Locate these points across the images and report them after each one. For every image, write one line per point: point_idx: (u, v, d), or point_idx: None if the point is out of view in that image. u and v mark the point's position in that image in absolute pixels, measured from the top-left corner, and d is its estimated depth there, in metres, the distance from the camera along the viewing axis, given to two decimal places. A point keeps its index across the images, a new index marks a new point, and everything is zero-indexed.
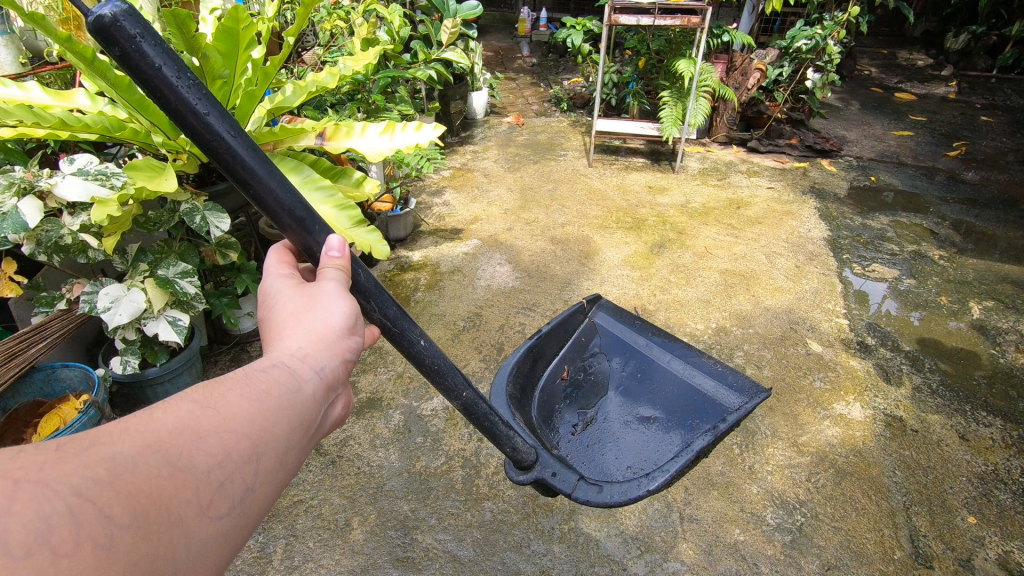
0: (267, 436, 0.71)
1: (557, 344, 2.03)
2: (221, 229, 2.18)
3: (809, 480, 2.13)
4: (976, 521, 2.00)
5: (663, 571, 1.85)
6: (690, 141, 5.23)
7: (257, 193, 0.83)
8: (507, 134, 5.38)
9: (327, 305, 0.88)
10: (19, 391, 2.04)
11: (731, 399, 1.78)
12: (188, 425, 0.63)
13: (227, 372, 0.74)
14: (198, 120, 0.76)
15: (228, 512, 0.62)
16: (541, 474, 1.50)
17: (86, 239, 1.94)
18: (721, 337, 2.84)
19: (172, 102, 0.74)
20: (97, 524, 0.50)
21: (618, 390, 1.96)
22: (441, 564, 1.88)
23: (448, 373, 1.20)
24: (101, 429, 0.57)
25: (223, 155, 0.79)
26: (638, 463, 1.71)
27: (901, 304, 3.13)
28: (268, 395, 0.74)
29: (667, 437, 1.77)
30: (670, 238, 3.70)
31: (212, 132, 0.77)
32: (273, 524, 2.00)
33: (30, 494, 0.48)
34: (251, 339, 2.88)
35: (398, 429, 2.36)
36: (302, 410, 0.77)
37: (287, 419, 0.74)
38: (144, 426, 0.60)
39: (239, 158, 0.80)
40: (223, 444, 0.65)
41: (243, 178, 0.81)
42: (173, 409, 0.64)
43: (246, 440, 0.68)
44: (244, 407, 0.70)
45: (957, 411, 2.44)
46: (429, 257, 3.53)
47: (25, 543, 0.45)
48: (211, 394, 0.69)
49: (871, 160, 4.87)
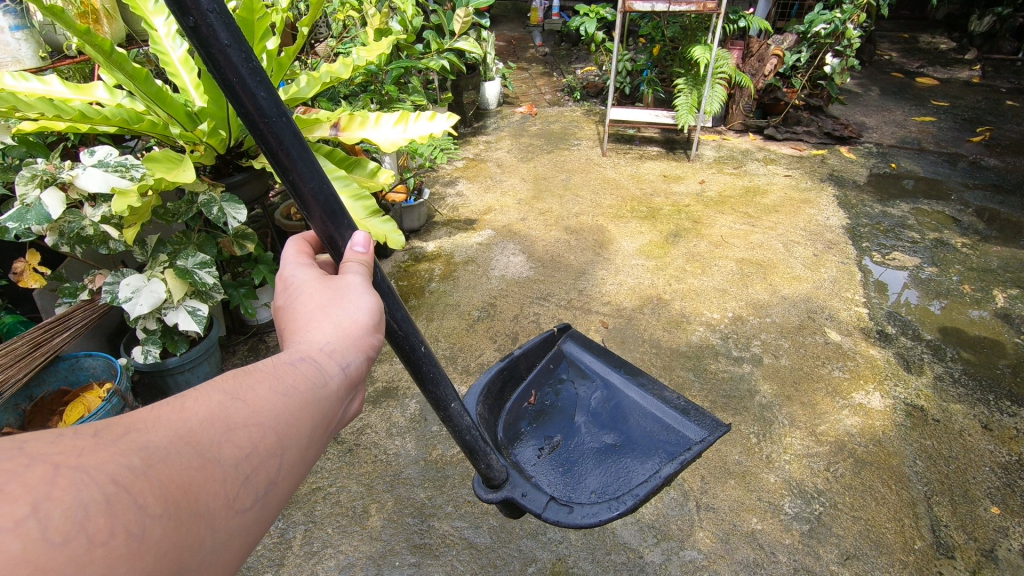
0: (291, 431, 0.72)
1: (525, 368, 1.95)
2: (238, 220, 2.21)
3: (827, 469, 2.11)
4: (1000, 512, 1.97)
5: (679, 559, 1.84)
6: (706, 129, 5.18)
7: (294, 180, 0.83)
8: (520, 124, 5.36)
9: (353, 299, 0.89)
10: (45, 379, 2.09)
11: (691, 431, 1.69)
12: (218, 416, 0.64)
13: (255, 364, 0.75)
14: (252, 101, 0.75)
15: (251, 505, 0.63)
16: (510, 494, 1.47)
17: (108, 229, 1.95)
18: (737, 325, 2.82)
19: (233, 80, 0.74)
20: (131, 514, 0.51)
21: (586, 414, 1.84)
22: (458, 550, 1.89)
23: (439, 382, 1.22)
24: (135, 417, 0.58)
25: (269, 141, 0.79)
26: (603, 489, 1.59)
27: (923, 292, 3.07)
28: (295, 389, 0.75)
29: (633, 463, 1.65)
30: (686, 227, 3.67)
31: (264, 116, 0.76)
32: (293, 511, 2.03)
33: (68, 480, 0.49)
34: (268, 329, 2.92)
35: (415, 417, 2.38)
36: (326, 405, 0.79)
37: (310, 415, 0.75)
38: (177, 414, 0.61)
39: (284, 145, 0.80)
40: (250, 437, 0.66)
41: (284, 167, 0.82)
42: (205, 398, 0.65)
43: (271, 434, 0.69)
44: (271, 400, 0.71)
45: (979, 401, 2.40)
46: (443, 247, 3.54)
47: (62, 530, 0.46)
48: (241, 385, 0.70)
49: (891, 146, 4.78)
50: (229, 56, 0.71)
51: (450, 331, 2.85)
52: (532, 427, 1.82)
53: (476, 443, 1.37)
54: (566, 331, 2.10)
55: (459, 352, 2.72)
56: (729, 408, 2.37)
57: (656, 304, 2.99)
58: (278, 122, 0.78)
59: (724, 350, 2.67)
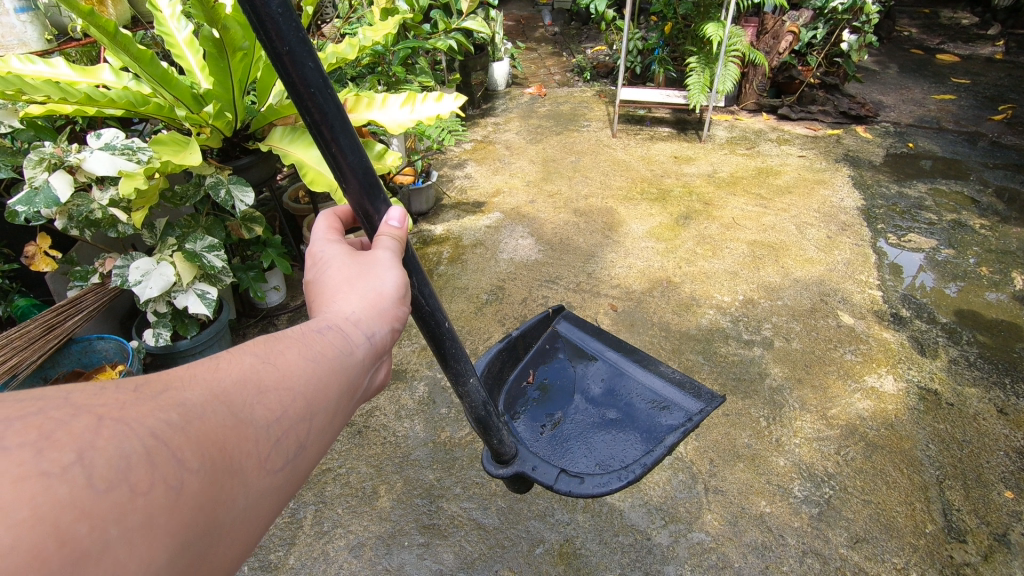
0: (319, 396, 0.71)
1: (522, 348, 1.93)
2: (245, 203, 2.21)
3: (837, 453, 2.10)
4: (1014, 496, 1.94)
5: (687, 541, 1.84)
6: (718, 109, 5.09)
7: (335, 152, 0.83)
8: (529, 105, 5.29)
9: (380, 274, 0.89)
10: (58, 361, 2.11)
11: (689, 402, 1.71)
12: (250, 378, 0.64)
13: (283, 332, 0.75)
14: (298, 72, 0.75)
15: (281, 467, 0.63)
16: (520, 468, 1.47)
17: (116, 213, 1.95)
18: (748, 308, 2.79)
19: (284, 52, 0.73)
20: (171, 466, 0.50)
21: (586, 391, 1.83)
22: (466, 531, 1.90)
23: (460, 359, 1.22)
24: (172, 375, 0.58)
25: (313, 113, 0.79)
26: (609, 462, 1.60)
27: (939, 275, 3.02)
28: (322, 356, 0.75)
29: (636, 436, 1.66)
30: (696, 209, 3.62)
31: (310, 87, 0.76)
32: (303, 492, 2.05)
33: (112, 431, 0.48)
34: (278, 312, 2.94)
35: (423, 399, 2.39)
36: (352, 372, 0.78)
37: (337, 382, 0.75)
38: (210, 374, 0.61)
39: (327, 118, 0.80)
40: (281, 400, 0.66)
41: (325, 139, 0.82)
42: (237, 361, 0.66)
43: (301, 399, 0.68)
44: (300, 366, 0.71)
45: (995, 384, 2.36)
46: (451, 230, 3.53)
47: (107, 477, 0.45)
48: (270, 350, 0.71)
49: (909, 126, 4.67)
50: (280, 24, 0.71)
51: (458, 315, 2.85)
52: (537, 404, 1.81)
53: (491, 419, 1.37)
54: (561, 311, 2.09)
55: (468, 335, 2.72)
56: (738, 391, 2.35)
57: (665, 287, 2.96)
58: (321, 93, 0.78)
59: (734, 333, 2.65)
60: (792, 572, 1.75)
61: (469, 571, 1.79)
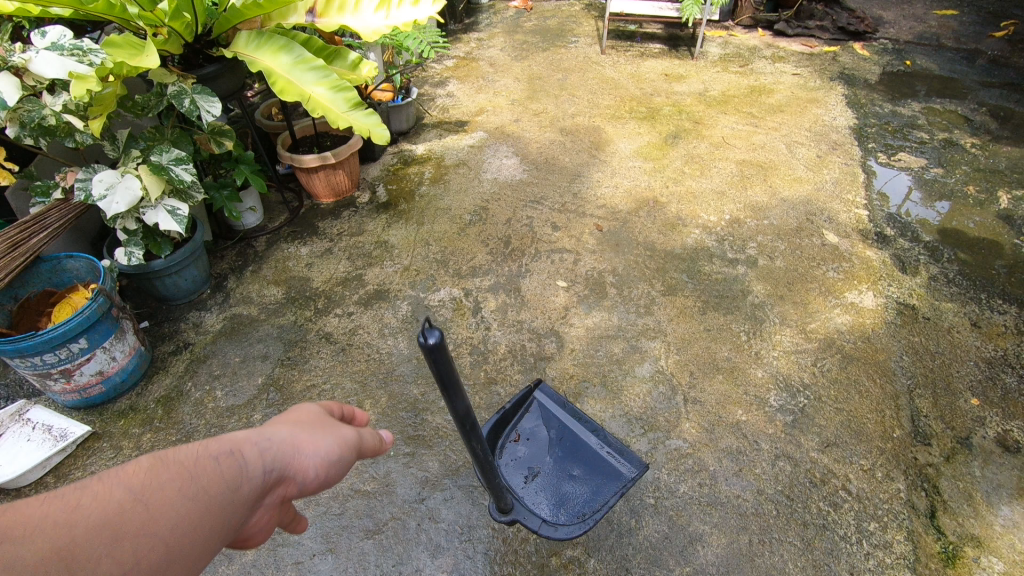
0: (184, 542, 0.67)
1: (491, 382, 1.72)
2: (212, 114, 2.09)
3: (814, 365, 2.14)
4: (979, 403, 2.01)
5: (665, 447, 1.90)
6: (712, 24, 4.86)
7: (454, 402, 1.11)
8: (514, 20, 5.01)
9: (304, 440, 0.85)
10: (28, 281, 2.05)
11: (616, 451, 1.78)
12: (111, 522, 0.63)
13: (170, 457, 0.71)
14: (446, 370, 1.02)
15: None
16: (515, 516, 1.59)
17: (71, 119, 1.83)
18: (734, 227, 2.77)
19: (435, 365, 0.99)
20: None
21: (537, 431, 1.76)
22: (451, 441, 1.95)
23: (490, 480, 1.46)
24: (24, 512, 0.59)
25: (449, 394, 1.09)
26: (581, 509, 1.62)
27: (926, 195, 2.99)
28: (202, 491, 0.71)
29: (606, 481, 1.68)
30: (686, 128, 3.52)
31: (450, 382, 1.05)
32: (289, 407, 2.07)
33: None
34: (256, 234, 2.88)
35: (406, 318, 2.38)
36: (233, 512, 0.74)
37: (212, 524, 0.70)
38: (64, 516, 0.60)
39: (454, 389, 1.07)
40: (134, 551, 0.63)
41: (451, 393, 1.09)
42: (106, 494, 0.65)
43: (160, 545, 0.65)
44: (176, 505, 0.68)
45: (971, 300, 2.40)
46: (433, 150, 3.42)
47: None
48: (150, 483, 0.68)
49: (908, 42, 4.51)
50: (441, 359, 0.98)
51: (441, 235, 2.80)
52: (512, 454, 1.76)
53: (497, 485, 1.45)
54: None
55: (451, 256, 2.68)
56: (720, 308, 2.37)
57: (651, 207, 2.92)
58: (451, 374, 1.04)
59: (719, 251, 2.64)
60: (764, 473, 1.82)
61: (453, 477, 1.84)
